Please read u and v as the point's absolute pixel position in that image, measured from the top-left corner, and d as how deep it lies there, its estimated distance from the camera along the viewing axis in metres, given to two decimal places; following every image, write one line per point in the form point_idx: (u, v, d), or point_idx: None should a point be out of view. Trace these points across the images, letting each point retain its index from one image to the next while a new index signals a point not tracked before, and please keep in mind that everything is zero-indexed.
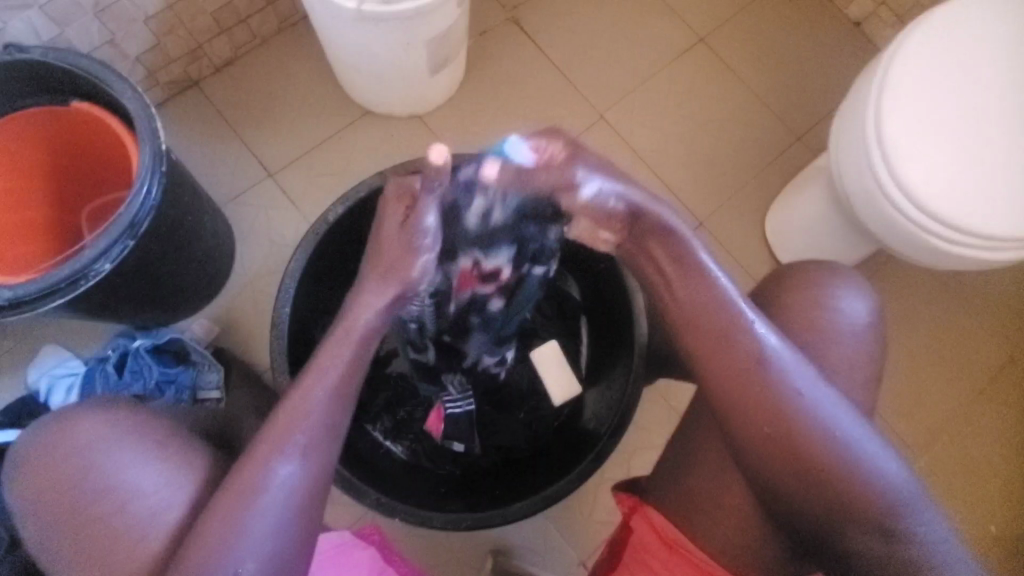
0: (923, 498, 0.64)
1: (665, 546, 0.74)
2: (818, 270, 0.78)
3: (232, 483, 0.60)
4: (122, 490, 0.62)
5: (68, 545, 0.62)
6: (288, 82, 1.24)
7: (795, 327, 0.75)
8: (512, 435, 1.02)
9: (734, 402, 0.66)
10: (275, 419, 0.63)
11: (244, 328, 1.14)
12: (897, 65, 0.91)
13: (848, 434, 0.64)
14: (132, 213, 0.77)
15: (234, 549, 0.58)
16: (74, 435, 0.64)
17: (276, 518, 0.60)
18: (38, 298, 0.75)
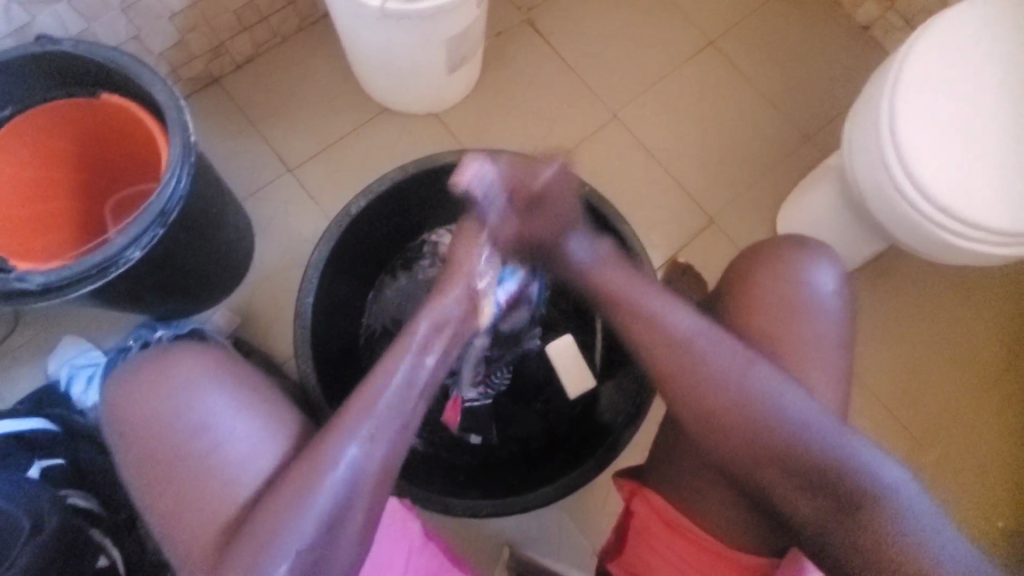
0: (908, 487, 0.66)
1: (665, 527, 0.75)
2: (792, 247, 0.83)
3: (304, 460, 0.65)
4: (217, 435, 0.70)
5: (160, 484, 0.69)
6: (307, 79, 1.26)
7: (773, 302, 0.79)
8: (528, 426, 1.04)
9: (720, 393, 0.70)
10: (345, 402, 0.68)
11: (262, 320, 1.15)
12: (910, 64, 0.93)
13: (826, 425, 0.67)
14: (162, 202, 0.78)
15: (292, 521, 0.62)
16: (174, 384, 0.72)
17: (341, 496, 0.64)
18: (66, 285, 0.76)
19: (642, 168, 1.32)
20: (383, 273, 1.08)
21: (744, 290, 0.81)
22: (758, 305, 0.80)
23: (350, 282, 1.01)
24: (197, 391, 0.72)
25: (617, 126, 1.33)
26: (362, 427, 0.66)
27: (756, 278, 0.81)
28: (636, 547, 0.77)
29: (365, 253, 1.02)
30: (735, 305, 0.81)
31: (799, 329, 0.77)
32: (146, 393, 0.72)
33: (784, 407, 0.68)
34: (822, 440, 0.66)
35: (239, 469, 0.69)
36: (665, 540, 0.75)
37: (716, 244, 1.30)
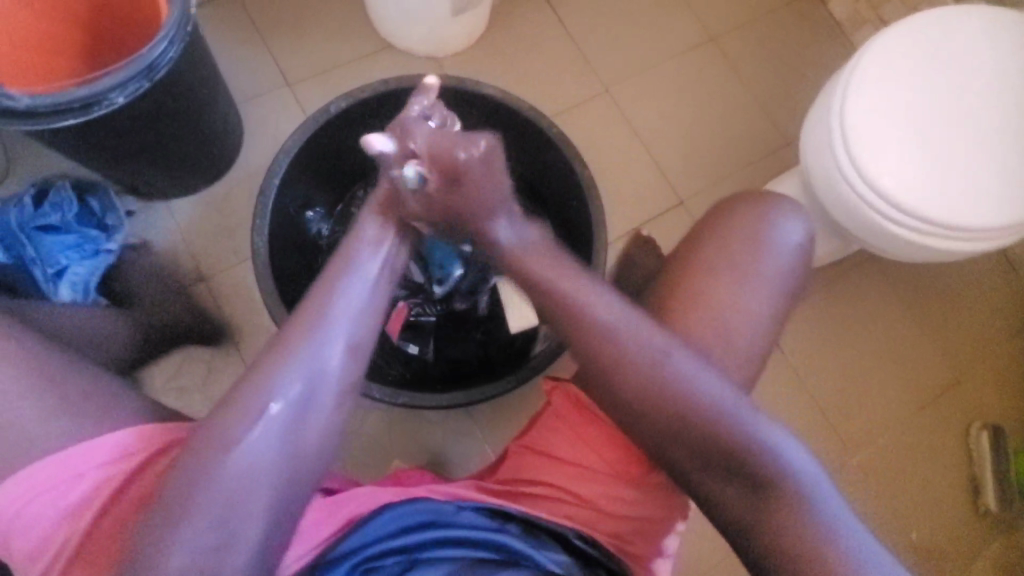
0: (819, 475, 0.67)
1: (580, 414, 0.76)
2: (760, 202, 0.86)
3: (255, 372, 0.61)
4: None
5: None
6: (321, 5, 1.32)
7: (723, 240, 0.83)
8: (464, 350, 1.08)
9: (635, 399, 0.68)
10: (307, 303, 0.64)
11: (236, 217, 1.20)
12: (875, 60, 0.98)
13: (740, 418, 0.67)
14: (151, 57, 0.83)
15: (261, 425, 0.58)
16: None
17: (297, 405, 0.60)
18: (47, 113, 0.80)
19: (624, 144, 1.37)
20: (357, 184, 1.14)
21: (700, 234, 0.85)
22: (715, 244, 0.82)
23: (322, 181, 1.08)
24: (14, 373, 0.69)
25: (607, 100, 1.39)
26: (318, 336, 0.62)
27: (718, 224, 0.84)
28: (545, 429, 0.77)
29: (340, 160, 1.08)
30: (693, 241, 0.85)
31: (742, 272, 0.80)
32: None
33: (713, 389, 0.67)
34: (730, 428, 0.66)
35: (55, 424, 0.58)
36: (574, 425, 0.75)
37: (682, 226, 1.34)
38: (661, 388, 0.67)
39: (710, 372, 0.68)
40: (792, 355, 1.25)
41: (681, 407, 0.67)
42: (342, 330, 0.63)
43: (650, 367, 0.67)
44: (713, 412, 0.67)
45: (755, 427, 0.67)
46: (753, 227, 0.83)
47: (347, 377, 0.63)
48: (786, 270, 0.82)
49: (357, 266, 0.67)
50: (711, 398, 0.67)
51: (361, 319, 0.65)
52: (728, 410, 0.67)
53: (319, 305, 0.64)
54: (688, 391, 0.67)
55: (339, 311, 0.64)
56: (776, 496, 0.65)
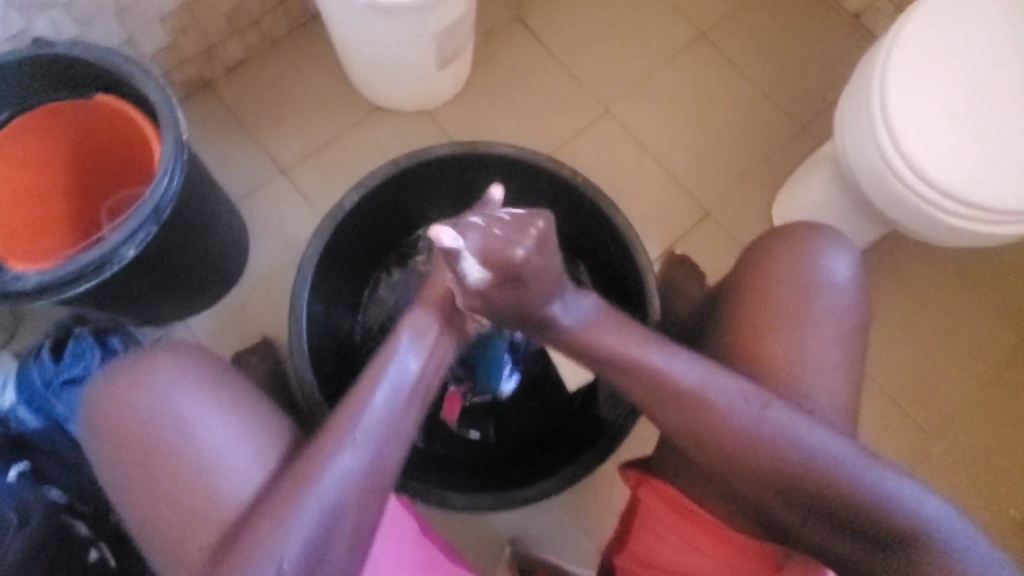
0: (930, 501, 0.61)
1: (672, 511, 0.76)
2: (800, 230, 0.80)
3: (292, 472, 0.64)
4: (196, 432, 0.67)
5: (148, 426, 0.68)
6: (298, 81, 1.26)
7: (772, 285, 0.78)
8: (525, 422, 1.04)
9: (708, 445, 0.67)
10: (333, 421, 0.66)
11: (258, 321, 1.15)
12: (901, 42, 0.92)
13: (824, 455, 0.63)
14: (155, 198, 0.78)
15: (281, 543, 0.60)
16: (157, 379, 0.69)
17: (327, 508, 0.62)
18: (60, 286, 0.76)
19: (636, 161, 1.32)
20: (377, 270, 1.08)
21: (749, 275, 0.80)
22: (775, 286, 0.77)
23: (347, 276, 1.01)
24: (172, 379, 0.69)
25: (610, 120, 1.33)
26: (347, 442, 0.64)
27: (767, 262, 0.79)
28: (644, 532, 0.77)
29: (358, 252, 1.01)
30: (745, 286, 0.79)
31: (813, 309, 0.76)
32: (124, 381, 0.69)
33: (795, 429, 0.64)
34: (813, 468, 0.63)
35: (222, 473, 0.66)
36: (674, 523, 0.75)
37: (712, 236, 1.29)
38: (720, 432, 0.66)
39: (791, 412, 0.65)
40: None
41: (763, 447, 0.65)
42: (371, 437, 0.65)
43: (723, 421, 0.66)
44: (802, 451, 0.64)
45: (846, 463, 0.63)
46: (796, 263, 0.78)
47: (372, 485, 0.65)
48: (851, 301, 0.77)
49: (392, 372, 0.68)
50: (790, 441, 0.64)
51: (391, 428, 0.66)
52: (814, 450, 0.63)
53: (344, 423, 0.65)
54: (767, 431, 0.65)
55: (366, 420, 0.66)
56: (880, 530, 0.61)
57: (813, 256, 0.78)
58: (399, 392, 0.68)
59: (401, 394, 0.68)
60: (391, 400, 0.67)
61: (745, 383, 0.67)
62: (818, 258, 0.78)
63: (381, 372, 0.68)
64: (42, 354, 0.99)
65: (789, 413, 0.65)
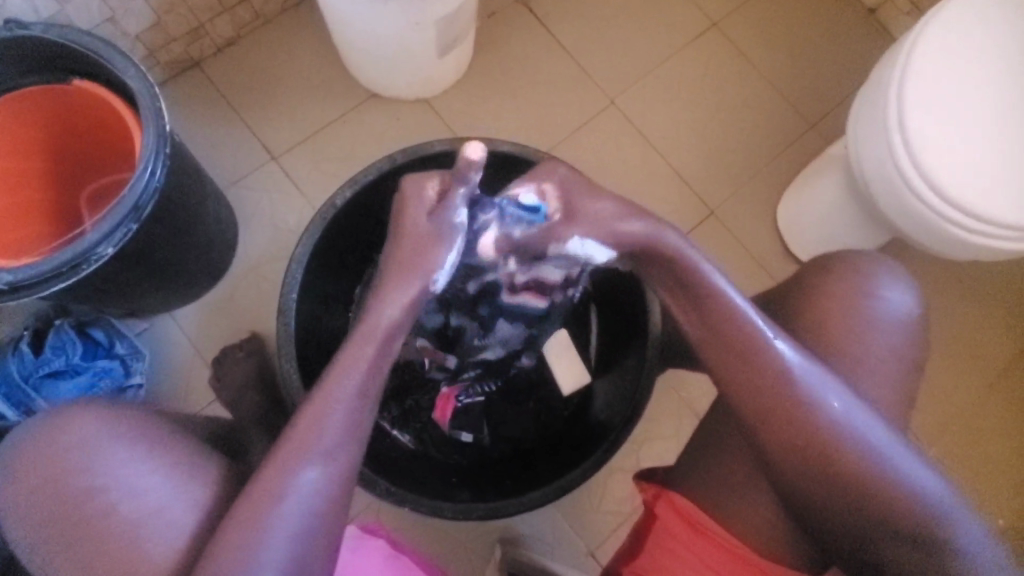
0: (954, 502, 0.66)
1: (689, 529, 0.74)
2: (858, 258, 0.78)
3: (255, 487, 0.58)
4: (118, 489, 0.62)
5: (64, 495, 0.62)
6: (291, 63, 1.21)
7: (829, 312, 0.75)
8: (520, 427, 1.02)
9: (766, 409, 0.66)
10: (294, 426, 0.61)
11: (247, 313, 1.11)
12: (922, 47, 0.89)
13: (873, 437, 0.65)
14: (135, 195, 0.76)
15: (259, 550, 0.56)
16: (71, 434, 0.64)
17: (305, 514, 0.58)
18: (37, 283, 0.74)
19: (640, 158, 1.28)
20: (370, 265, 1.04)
21: (802, 298, 0.77)
22: (832, 315, 0.74)
23: (337, 272, 0.98)
24: (90, 434, 0.64)
25: (614, 113, 1.29)
26: (316, 446, 0.60)
27: (821, 287, 0.76)
28: (658, 554, 0.75)
29: (347, 250, 0.97)
30: (797, 309, 0.77)
31: (863, 346, 0.73)
32: (40, 441, 0.64)
33: (852, 420, 0.65)
34: (866, 446, 0.65)
35: (148, 528, 0.61)
36: (688, 542, 0.74)
37: (715, 237, 1.26)
38: (781, 385, 0.65)
39: (846, 402, 0.66)
40: None
41: (812, 415, 0.65)
42: (338, 437, 0.61)
43: (783, 374, 0.65)
44: (850, 436, 0.65)
45: (891, 449, 0.65)
46: (846, 295, 0.75)
47: (343, 493, 0.61)
48: (881, 326, 0.74)
49: (350, 377, 0.62)
50: (847, 417, 0.65)
51: (359, 420, 0.62)
52: (859, 431, 0.65)
53: (308, 427, 0.60)
54: (824, 404, 0.65)
55: (331, 430, 0.60)
56: (899, 520, 0.65)
57: (860, 287, 0.76)
58: (362, 398, 0.62)
59: (366, 398, 0.63)
60: (356, 409, 0.62)
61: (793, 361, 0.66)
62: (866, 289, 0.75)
63: (348, 373, 0.62)
64: (22, 347, 0.97)
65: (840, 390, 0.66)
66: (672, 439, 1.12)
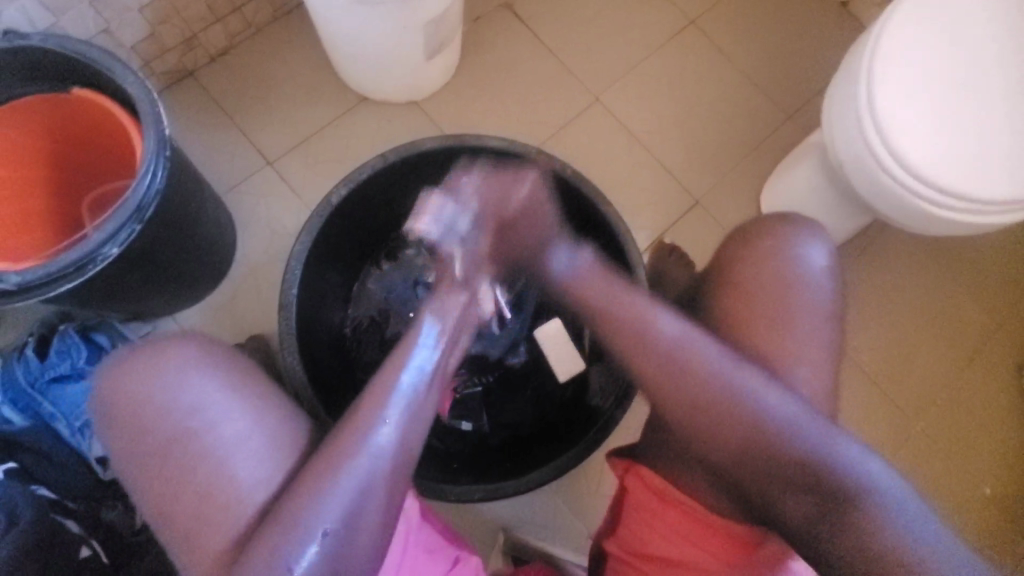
0: (899, 489, 0.61)
1: (657, 498, 0.75)
2: (771, 223, 0.80)
3: (327, 448, 0.63)
4: (207, 417, 0.65)
5: (158, 417, 0.66)
6: (283, 70, 1.24)
7: (755, 279, 0.77)
8: (519, 413, 1.05)
9: (665, 386, 0.68)
10: (360, 401, 0.66)
11: (247, 315, 1.14)
12: (888, 34, 0.93)
13: (781, 413, 0.65)
14: (138, 197, 0.79)
15: (320, 512, 0.60)
16: (163, 364, 0.67)
17: (363, 481, 0.62)
18: (42, 284, 0.77)
19: (626, 151, 1.32)
20: (368, 264, 1.08)
21: (728, 269, 0.79)
22: (755, 282, 0.76)
23: (334, 270, 1.00)
24: (181, 366, 0.68)
25: (599, 109, 1.33)
26: (381, 414, 0.65)
27: (747, 255, 0.78)
28: (631, 520, 0.76)
29: (343, 249, 1.00)
30: (723, 281, 0.79)
31: (802, 306, 0.75)
32: (133, 370, 0.67)
33: (762, 392, 0.66)
34: (774, 421, 0.65)
35: (232, 456, 0.64)
36: (657, 512, 0.74)
37: (700, 225, 1.30)
38: (685, 364, 0.67)
39: (764, 379, 0.67)
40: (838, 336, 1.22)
41: (714, 388, 0.66)
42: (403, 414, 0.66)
43: (675, 348, 0.68)
44: (767, 410, 0.65)
45: (804, 424, 0.65)
46: (761, 259, 0.77)
47: (403, 460, 0.64)
48: (830, 293, 0.76)
49: (420, 355, 0.69)
50: (753, 394, 0.66)
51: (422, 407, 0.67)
52: (767, 406, 0.65)
53: (374, 399, 0.66)
54: (730, 383, 0.66)
55: (396, 403, 0.66)
56: (818, 491, 0.62)
57: (782, 248, 0.78)
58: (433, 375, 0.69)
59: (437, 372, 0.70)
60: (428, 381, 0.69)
61: (719, 348, 0.68)
62: (786, 250, 0.77)
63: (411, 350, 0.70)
64: (28, 353, 0.99)
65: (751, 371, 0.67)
66: None
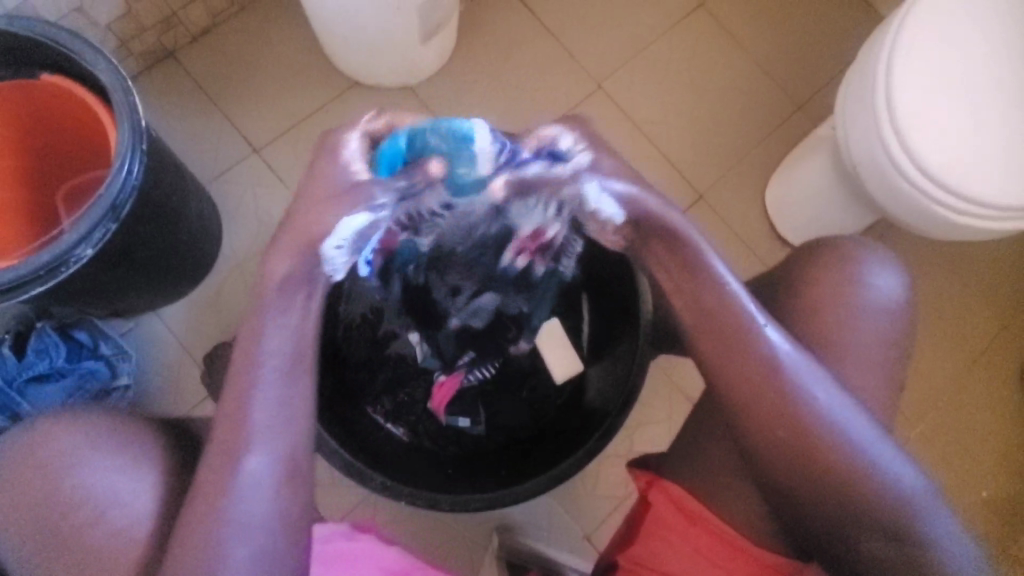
0: (938, 505, 0.65)
1: (684, 518, 0.74)
2: (845, 244, 0.77)
3: (197, 488, 0.60)
4: (94, 501, 0.61)
5: (44, 506, 0.62)
6: (271, 51, 1.17)
7: (821, 301, 0.75)
8: (514, 415, 1.01)
9: (753, 400, 0.65)
10: (222, 420, 0.62)
11: (235, 309, 1.10)
12: (909, 26, 0.88)
13: (858, 439, 0.65)
14: (112, 194, 0.75)
15: (216, 556, 0.57)
16: (38, 450, 0.63)
17: (257, 514, 0.60)
18: (15, 286, 0.73)
19: (628, 142, 1.27)
20: None
21: (789, 290, 0.77)
22: (816, 304, 0.75)
23: None
24: (57, 449, 0.63)
25: (601, 97, 1.27)
26: (251, 436, 0.61)
27: (807, 277, 0.76)
28: (650, 537, 0.75)
29: None
30: (785, 301, 0.77)
31: None
32: (15, 458, 0.63)
33: (841, 419, 0.65)
34: (851, 446, 0.64)
35: (126, 535, 0.61)
36: (679, 528, 0.74)
37: (704, 220, 1.26)
38: (772, 376, 0.65)
39: (814, 377, 0.66)
40: None
41: (800, 410, 0.64)
42: (269, 419, 0.62)
43: (773, 366, 0.65)
44: (817, 411, 0.65)
45: (877, 451, 0.65)
46: (833, 284, 0.75)
47: (292, 467, 0.63)
48: (833, 298, 0.73)
49: (265, 354, 0.63)
50: (833, 416, 0.65)
51: (289, 408, 0.63)
52: (817, 402, 0.65)
53: (236, 418, 0.62)
54: (815, 405, 0.65)
55: (260, 413, 0.62)
56: (894, 524, 0.64)
57: (854, 274, 0.76)
58: (287, 372, 0.64)
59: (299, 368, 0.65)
60: (284, 381, 0.64)
61: (812, 368, 0.66)
62: (858, 276, 0.75)
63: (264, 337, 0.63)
64: (5, 351, 0.95)
65: (831, 390, 0.66)
66: (664, 424, 1.13)
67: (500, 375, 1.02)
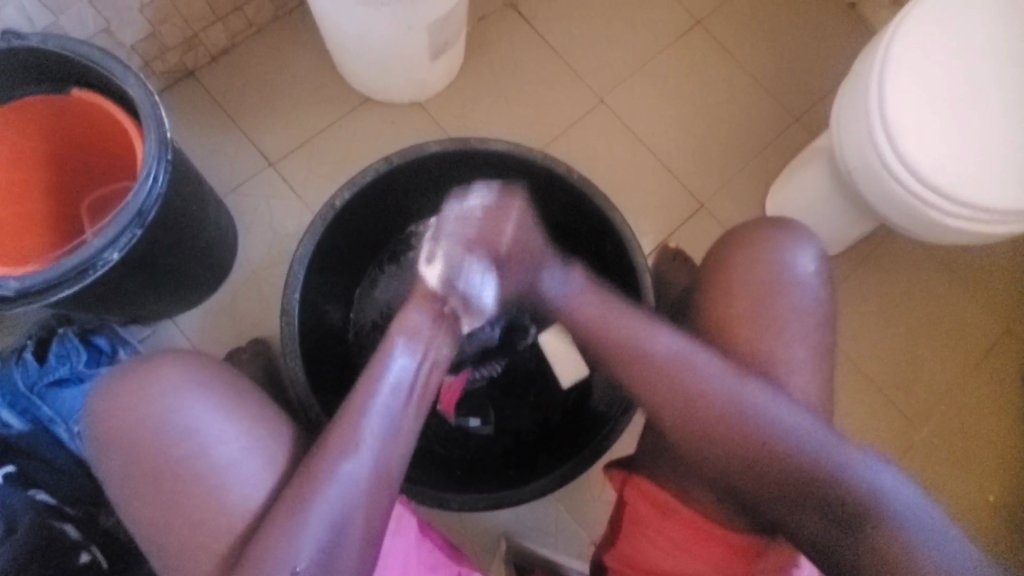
0: (907, 499, 0.63)
1: (657, 511, 0.74)
2: (769, 228, 0.79)
3: (297, 478, 0.63)
4: (200, 440, 0.65)
5: (151, 442, 0.65)
6: (286, 70, 1.23)
7: (745, 282, 0.76)
8: (522, 418, 1.04)
9: (680, 408, 0.69)
10: (329, 428, 0.66)
11: (249, 317, 1.13)
12: (900, 39, 0.92)
13: (795, 431, 0.66)
14: (139, 201, 0.78)
15: (292, 545, 0.60)
16: (149, 385, 0.67)
17: (337, 512, 0.62)
18: (44, 288, 0.76)
19: (630, 154, 1.30)
20: (371, 266, 1.06)
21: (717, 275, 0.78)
22: (738, 287, 0.76)
23: (335, 274, 0.99)
24: (168, 387, 0.67)
25: (604, 111, 1.31)
26: (349, 440, 0.65)
27: (738, 260, 0.77)
28: (630, 533, 0.76)
29: (346, 250, 0.99)
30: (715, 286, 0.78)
31: (789, 307, 0.74)
32: (126, 394, 0.67)
33: (772, 413, 0.67)
34: (788, 436, 0.66)
35: (226, 478, 0.64)
36: (655, 523, 0.74)
37: (705, 229, 1.29)
38: (683, 383, 0.69)
39: (769, 393, 0.68)
40: (840, 340, 1.22)
41: (734, 408, 0.67)
42: (375, 430, 0.66)
43: (692, 382, 0.69)
44: (753, 419, 0.67)
45: (821, 439, 0.66)
46: (759, 266, 0.76)
47: (382, 483, 0.65)
48: (826, 299, 0.76)
49: (388, 373, 0.70)
50: (770, 415, 0.67)
51: (395, 424, 0.68)
52: (775, 417, 0.67)
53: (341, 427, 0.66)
54: (746, 406, 0.67)
55: (367, 423, 0.66)
56: (853, 516, 0.63)
57: (779, 254, 0.77)
58: (393, 390, 0.69)
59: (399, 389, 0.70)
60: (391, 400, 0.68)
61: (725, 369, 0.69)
62: (783, 256, 0.76)
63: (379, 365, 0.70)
64: (29, 356, 0.98)
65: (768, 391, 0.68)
66: None
67: (505, 376, 1.05)
